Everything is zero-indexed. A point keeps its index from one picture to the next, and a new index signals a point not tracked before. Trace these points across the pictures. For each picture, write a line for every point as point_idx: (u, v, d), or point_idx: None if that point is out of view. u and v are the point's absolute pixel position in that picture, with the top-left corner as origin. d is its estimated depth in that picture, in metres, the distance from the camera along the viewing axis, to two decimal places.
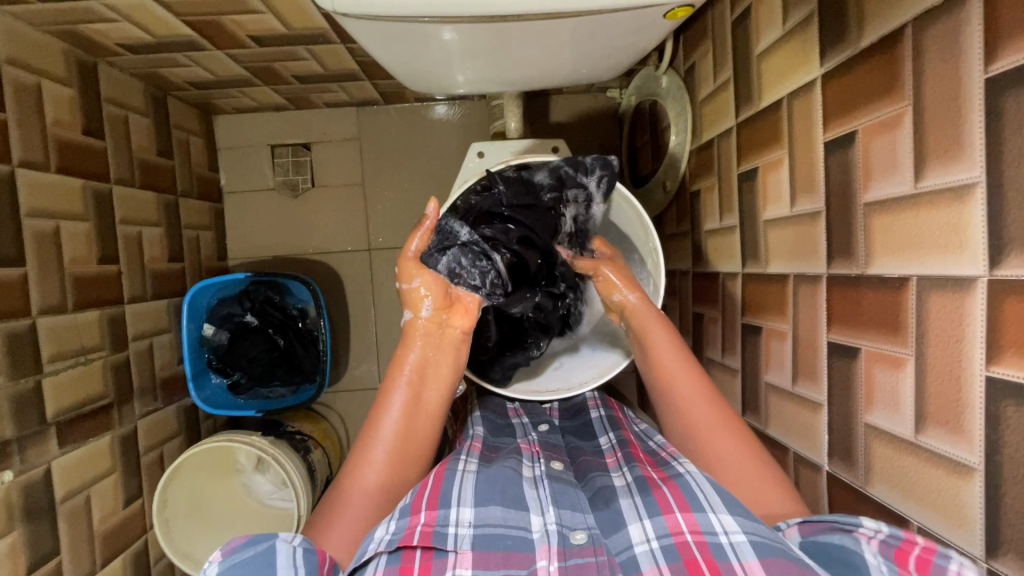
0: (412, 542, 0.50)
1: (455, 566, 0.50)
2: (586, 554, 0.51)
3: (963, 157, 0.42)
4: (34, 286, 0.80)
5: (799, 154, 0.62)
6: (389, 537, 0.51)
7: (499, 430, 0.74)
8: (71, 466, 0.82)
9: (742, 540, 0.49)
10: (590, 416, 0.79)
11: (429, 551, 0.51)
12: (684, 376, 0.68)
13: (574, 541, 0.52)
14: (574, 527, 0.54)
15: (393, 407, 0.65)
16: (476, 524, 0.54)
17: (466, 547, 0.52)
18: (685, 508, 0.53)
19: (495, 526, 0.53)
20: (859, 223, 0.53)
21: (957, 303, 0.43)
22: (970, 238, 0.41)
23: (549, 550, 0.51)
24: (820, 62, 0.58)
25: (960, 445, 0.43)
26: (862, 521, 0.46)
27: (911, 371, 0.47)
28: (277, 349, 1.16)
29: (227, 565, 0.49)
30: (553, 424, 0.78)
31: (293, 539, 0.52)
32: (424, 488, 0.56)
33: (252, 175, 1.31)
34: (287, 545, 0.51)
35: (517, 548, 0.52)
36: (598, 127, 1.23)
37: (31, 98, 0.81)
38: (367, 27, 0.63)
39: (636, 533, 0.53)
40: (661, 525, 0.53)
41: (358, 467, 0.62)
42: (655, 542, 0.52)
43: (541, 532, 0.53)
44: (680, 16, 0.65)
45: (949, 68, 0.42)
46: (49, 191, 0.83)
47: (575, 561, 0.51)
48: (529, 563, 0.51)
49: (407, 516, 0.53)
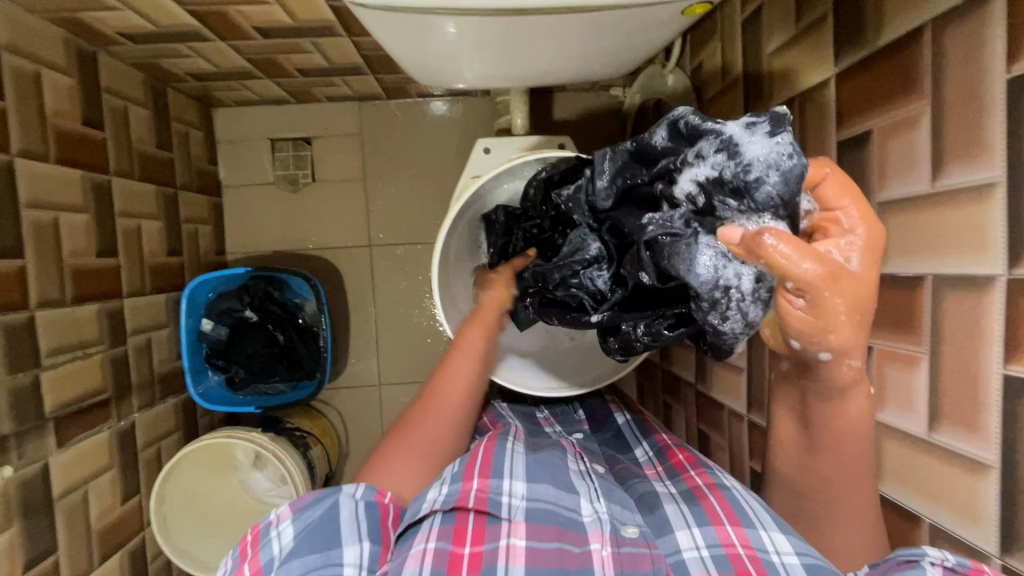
0: (467, 504, 0.53)
1: (510, 535, 0.51)
2: (639, 546, 0.50)
3: (984, 157, 0.42)
4: (33, 279, 0.78)
5: (811, 154, 0.62)
6: (443, 498, 0.54)
7: (536, 432, 0.74)
8: (69, 462, 0.81)
9: (795, 561, 0.48)
10: (617, 424, 0.80)
11: (483, 515, 0.53)
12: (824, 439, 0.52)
13: (625, 533, 0.52)
14: (625, 522, 0.54)
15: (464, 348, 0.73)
16: (529, 497, 0.55)
17: (519, 518, 0.53)
18: (735, 522, 0.52)
19: (548, 502, 0.54)
20: (873, 223, 0.53)
21: (974, 302, 0.43)
22: (989, 238, 0.42)
23: (602, 535, 0.51)
24: (834, 62, 0.58)
25: (976, 443, 0.43)
26: (926, 550, 0.43)
27: (925, 370, 0.47)
28: (277, 345, 1.15)
29: (298, 522, 0.53)
30: (587, 433, 0.79)
31: (356, 494, 0.55)
32: (476, 459, 0.58)
33: (252, 169, 1.29)
34: (350, 499, 0.55)
35: (569, 526, 0.53)
36: (601, 125, 1.23)
37: (31, 87, 0.79)
38: (380, 18, 0.62)
39: (684, 540, 0.53)
40: (713, 536, 0.52)
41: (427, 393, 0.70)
42: (705, 551, 0.51)
43: (592, 517, 0.54)
44: (696, 13, 0.65)
45: (970, 69, 0.43)
46: (49, 182, 0.82)
47: (628, 549, 0.50)
48: (582, 543, 0.51)
49: (459, 481, 0.55)
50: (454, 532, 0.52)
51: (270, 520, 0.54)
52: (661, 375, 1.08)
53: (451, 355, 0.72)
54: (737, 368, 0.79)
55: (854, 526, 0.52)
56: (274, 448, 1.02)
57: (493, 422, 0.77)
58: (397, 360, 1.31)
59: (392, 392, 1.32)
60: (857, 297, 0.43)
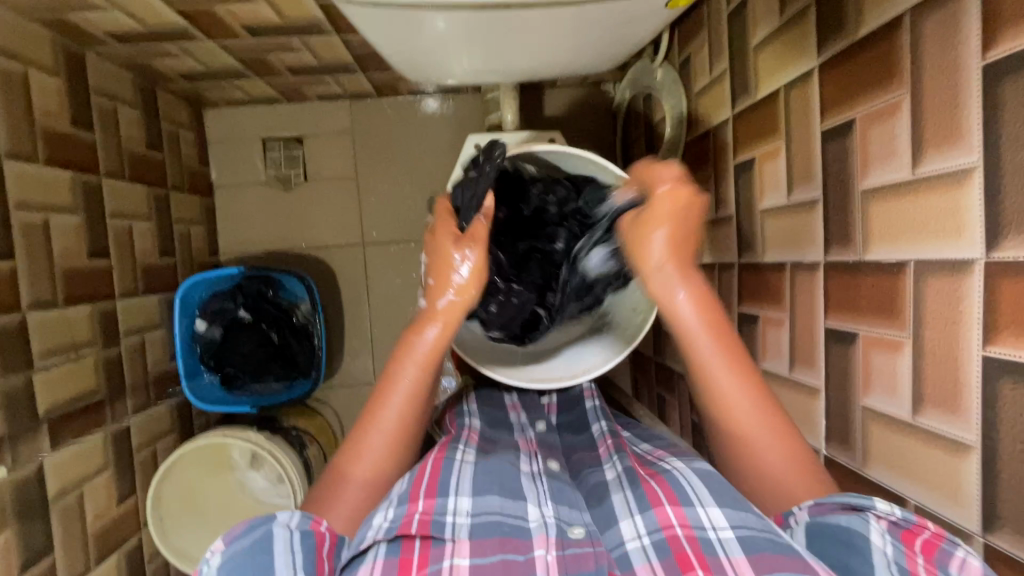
0: (411, 530, 0.50)
1: (453, 556, 0.49)
2: (584, 545, 0.51)
3: (961, 143, 0.42)
4: (24, 280, 0.78)
5: (796, 144, 0.63)
6: (387, 525, 0.51)
7: (495, 423, 0.75)
8: (63, 463, 0.81)
9: (730, 535, 0.49)
10: (585, 408, 0.80)
11: (428, 540, 0.51)
12: (753, 416, 0.57)
13: (572, 534, 0.53)
14: (571, 522, 0.55)
15: (415, 355, 0.62)
16: (473, 513, 0.54)
17: (463, 535, 0.51)
18: (673, 501, 0.53)
19: (493, 513, 0.54)
20: (857, 210, 0.54)
21: (954, 285, 0.44)
22: (967, 221, 0.42)
23: (547, 540, 0.51)
24: (817, 53, 0.58)
25: (958, 425, 0.44)
26: (876, 503, 0.45)
27: (908, 354, 0.48)
28: (271, 345, 1.14)
29: (229, 554, 0.49)
30: (550, 421, 0.80)
31: (290, 521, 0.52)
32: (423, 475, 0.57)
33: (243, 168, 1.29)
34: (284, 529, 0.51)
35: (514, 534, 0.52)
36: (592, 121, 1.23)
37: (19, 88, 0.79)
38: (366, 13, 0.62)
39: (628, 530, 0.54)
40: (652, 520, 0.53)
41: (374, 414, 0.61)
42: (647, 538, 0.52)
43: (539, 522, 0.54)
44: (681, 5, 0.66)
45: (947, 56, 0.43)
46: (38, 183, 0.81)
47: (572, 551, 0.50)
48: (526, 550, 0.50)
49: (405, 504, 0.53)
50: (399, 564, 0.49)
51: (203, 556, 0.49)
52: (654, 368, 1.09)
53: (403, 353, 0.62)
54: None
55: (784, 471, 0.55)
56: (271, 447, 1.03)
57: (453, 422, 0.75)
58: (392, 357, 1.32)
59: None
60: (684, 237, 0.60)
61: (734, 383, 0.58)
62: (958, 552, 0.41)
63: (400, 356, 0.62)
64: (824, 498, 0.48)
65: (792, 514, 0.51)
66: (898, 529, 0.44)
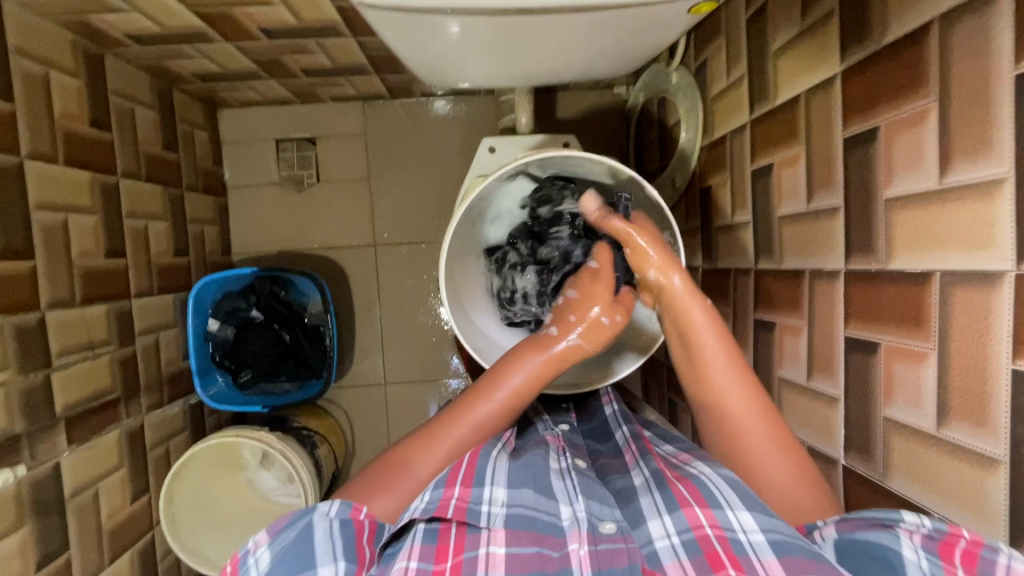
0: (447, 514, 0.52)
1: (489, 544, 0.51)
2: (616, 541, 0.52)
3: (991, 153, 0.42)
4: (43, 280, 0.79)
5: (817, 151, 0.62)
6: (424, 506, 0.53)
7: (521, 427, 0.76)
8: (78, 462, 0.82)
9: (760, 539, 0.49)
10: (605, 414, 0.81)
11: (463, 526, 0.53)
12: (763, 434, 0.60)
13: (603, 529, 0.54)
14: (602, 518, 0.56)
15: (528, 369, 0.68)
16: (509, 504, 0.56)
17: (498, 525, 0.53)
18: (704, 504, 0.54)
19: (527, 507, 0.55)
20: (880, 219, 0.53)
21: (983, 297, 0.43)
22: (997, 233, 0.42)
23: (580, 535, 0.53)
24: (840, 59, 0.58)
25: (985, 438, 0.44)
26: (903, 516, 0.45)
27: (933, 365, 0.48)
28: (283, 345, 1.15)
29: (275, 547, 0.52)
30: (573, 424, 0.80)
31: (329, 510, 0.55)
32: (460, 464, 0.58)
33: (256, 169, 1.30)
34: (324, 519, 0.53)
35: (548, 532, 0.54)
36: (605, 123, 1.23)
37: (40, 90, 0.80)
38: (385, 17, 0.62)
39: (656, 529, 0.54)
40: (682, 520, 0.53)
41: (468, 408, 0.66)
42: (676, 538, 0.53)
43: (571, 519, 0.55)
44: (703, 11, 0.64)
45: (978, 64, 0.43)
46: (58, 184, 0.82)
47: (605, 546, 0.52)
48: (560, 546, 0.52)
49: (442, 487, 0.55)
50: (436, 550, 0.51)
51: (247, 548, 0.54)
52: (665, 373, 1.09)
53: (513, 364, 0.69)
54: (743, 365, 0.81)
55: (787, 481, 0.57)
56: (282, 447, 1.03)
57: None
58: (402, 359, 1.32)
59: (398, 390, 1.32)
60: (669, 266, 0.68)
61: (733, 385, 0.63)
62: (1000, 557, 0.40)
63: (511, 363, 0.69)
64: (851, 515, 0.49)
65: (818, 530, 0.52)
66: (933, 542, 0.43)
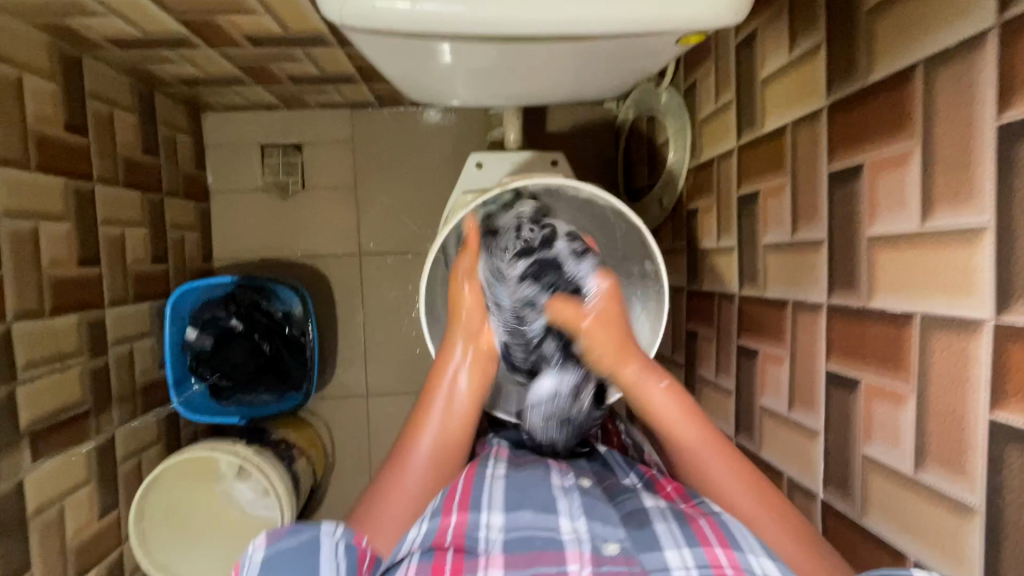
0: (445, 541, 0.53)
1: (487, 567, 0.50)
2: (620, 563, 0.51)
3: (972, 201, 0.42)
4: (10, 291, 0.76)
5: (801, 182, 0.62)
6: (421, 538, 0.53)
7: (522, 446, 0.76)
8: (43, 479, 0.79)
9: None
10: (609, 446, 0.81)
11: (461, 551, 0.53)
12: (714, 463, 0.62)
13: (607, 551, 0.52)
14: (606, 539, 0.54)
15: (439, 400, 0.70)
16: (507, 528, 0.55)
17: (497, 551, 0.52)
18: (723, 544, 0.53)
19: (526, 528, 0.54)
20: (863, 256, 0.53)
21: (962, 343, 0.43)
22: (978, 282, 0.42)
23: (580, 555, 0.52)
24: (826, 93, 0.58)
25: (961, 485, 0.44)
26: (914, 574, 0.42)
27: (912, 408, 0.48)
28: (263, 356, 1.13)
29: (274, 553, 0.51)
30: (577, 452, 0.79)
31: (336, 531, 0.53)
32: (455, 491, 0.58)
33: (240, 175, 1.27)
34: (331, 539, 0.52)
35: (547, 548, 0.52)
36: (594, 138, 1.23)
37: (11, 93, 0.77)
38: (369, 39, 0.60)
39: (673, 558, 0.52)
40: (700, 556, 0.52)
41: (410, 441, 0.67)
42: (694, 571, 0.51)
43: (572, 535, 0.54)
44: (691, 42, 0.63)
45: (961, 112, 0.43)
46: (28, 190, 0.80)
47: (608, 568, 0.50)
48: (560, 562, 0.51)
49: (438, 516, 0.55)
50: (433, 567, 0.51)
51: (247, 550, 0.52)
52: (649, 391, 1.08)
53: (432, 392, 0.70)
54: (727, 390, 0.81)
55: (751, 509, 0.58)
56: (257, 462, 1.01)
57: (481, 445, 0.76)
58: (385, 370, 1.30)
59: (380, 402, 1.31)
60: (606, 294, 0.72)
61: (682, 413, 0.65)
62: None
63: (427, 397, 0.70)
64: (864, 573, 0.45)
65: None
66: None
